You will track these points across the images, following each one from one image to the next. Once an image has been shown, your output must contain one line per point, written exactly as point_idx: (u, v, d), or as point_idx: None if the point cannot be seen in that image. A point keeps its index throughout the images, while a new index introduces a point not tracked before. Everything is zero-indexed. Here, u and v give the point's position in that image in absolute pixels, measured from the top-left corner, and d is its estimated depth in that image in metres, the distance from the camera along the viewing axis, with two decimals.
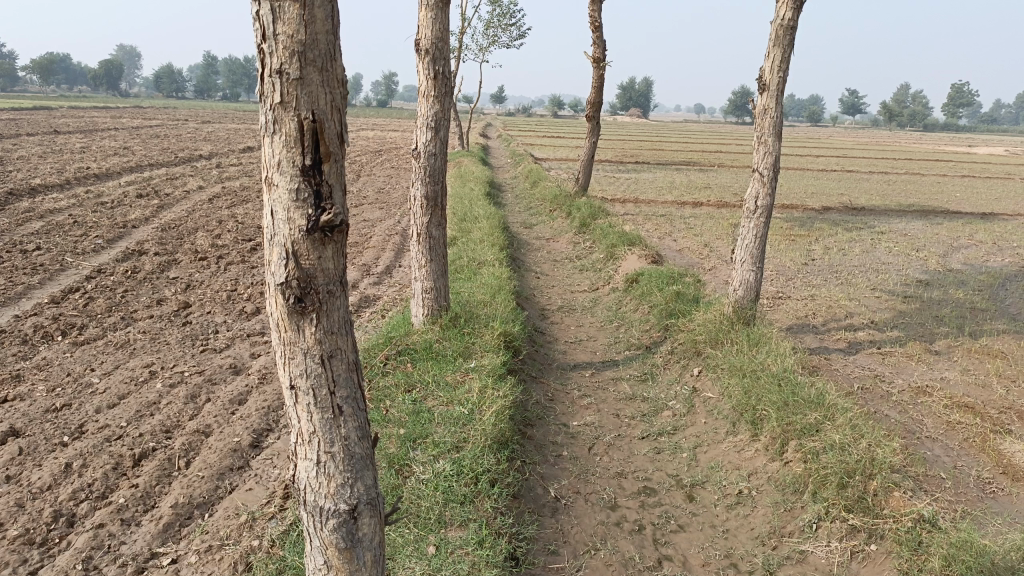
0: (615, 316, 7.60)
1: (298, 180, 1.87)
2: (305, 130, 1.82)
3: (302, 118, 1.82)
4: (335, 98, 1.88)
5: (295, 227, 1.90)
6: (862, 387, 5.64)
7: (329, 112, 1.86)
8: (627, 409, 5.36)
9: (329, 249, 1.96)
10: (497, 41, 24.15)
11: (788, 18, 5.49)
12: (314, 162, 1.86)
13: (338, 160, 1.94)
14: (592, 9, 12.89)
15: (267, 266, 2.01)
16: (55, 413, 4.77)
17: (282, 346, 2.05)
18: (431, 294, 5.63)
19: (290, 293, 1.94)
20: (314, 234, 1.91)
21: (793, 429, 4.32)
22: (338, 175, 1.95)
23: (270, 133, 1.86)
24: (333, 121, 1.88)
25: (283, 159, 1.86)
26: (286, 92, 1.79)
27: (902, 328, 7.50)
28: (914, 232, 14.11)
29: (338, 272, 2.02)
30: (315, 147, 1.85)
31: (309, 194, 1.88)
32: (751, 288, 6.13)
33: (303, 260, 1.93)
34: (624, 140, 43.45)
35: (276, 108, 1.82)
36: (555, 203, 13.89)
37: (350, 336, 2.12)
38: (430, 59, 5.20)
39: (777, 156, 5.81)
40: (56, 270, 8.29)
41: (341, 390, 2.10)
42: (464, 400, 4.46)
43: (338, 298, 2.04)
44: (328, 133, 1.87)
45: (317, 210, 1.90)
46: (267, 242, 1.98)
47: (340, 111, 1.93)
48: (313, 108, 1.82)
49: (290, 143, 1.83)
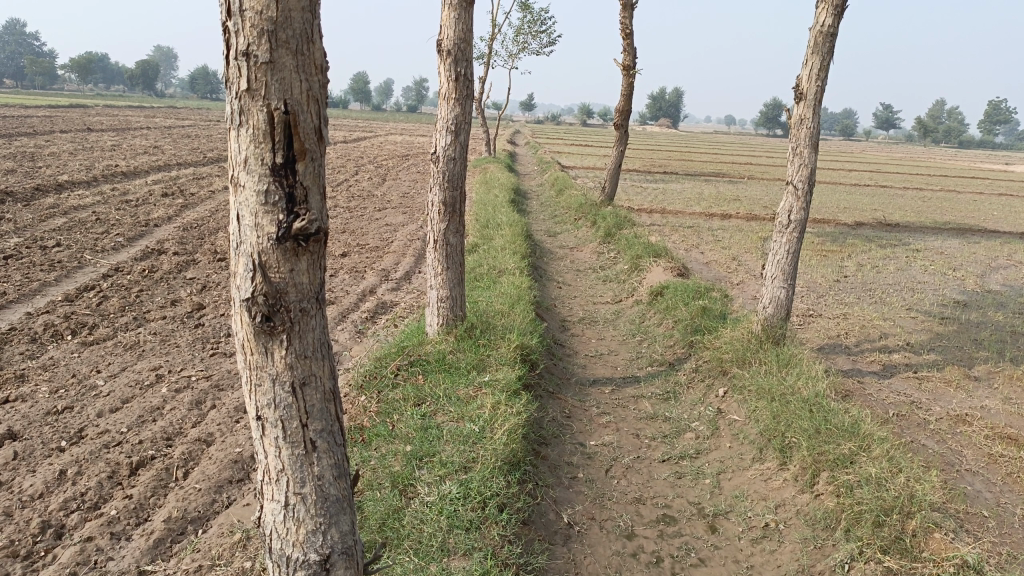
0: (638, 330, 7.36)
1: (267, 179, 1.82)
2: (275, 121, 1.77)
3: (271, 107, 1.76)
4: (312, 86, 1.81)
5: (264, 234, 1.86)
6: (897, 414, 5.35)
7: (304, 103, 1.81)
8: (647, 429, 5.11)
9: (303, 260, 1.92)
10: (527, 48, 23.97)
11: (828, 24, 5.23)
12: (286, 159, 1.81)
13: (316, 159, 1.89)
14: (623, 15, 12.67)
15: (234, 278, 1.98)
16: (56, 415, 4.64)
17: (249, 372, 2.02)
18: (447, 303, 5.43)
19: (258, 309, 1.89)
20: (285, 243, 1.86)
21: (825, 459, 4.05)
22: (315, 174, 1.89)
23: (237, 125, 1.81)
24: (309, 112, 1.83)
25: (251, 156, 1.82)
26: (254, 79, 1.74)
27: (939, 351, 7.18)
28: (950, 251, 13.68)
29: (313, 286, 1.97)
30: (288, 144, 1.80)
31: (279, 197, 1.83)
32: (782, 305, 5.86)
33: (273, 273, 1.88)
34: (652, 149, 43.20)
35: (244, 98, 1.77)
36: (581, 211, 13.68)
37: (326, 360, 2.08)
38: (451, 60, 5.02)
39: (812, 168, 5.54)
40: (74, 268, 8.23)
41: (314, 423, 2.06)
42: (475, 416, 4.25)
43: (313, 316, 2.00)
44: (302, 126, 1.81)
45: (289, 215, 1.85)
46: (234, 251, 1.94)
47: (319, 101, 1.87)
48: (285, 97, 1.76)
49: (259, 137, 1.78)
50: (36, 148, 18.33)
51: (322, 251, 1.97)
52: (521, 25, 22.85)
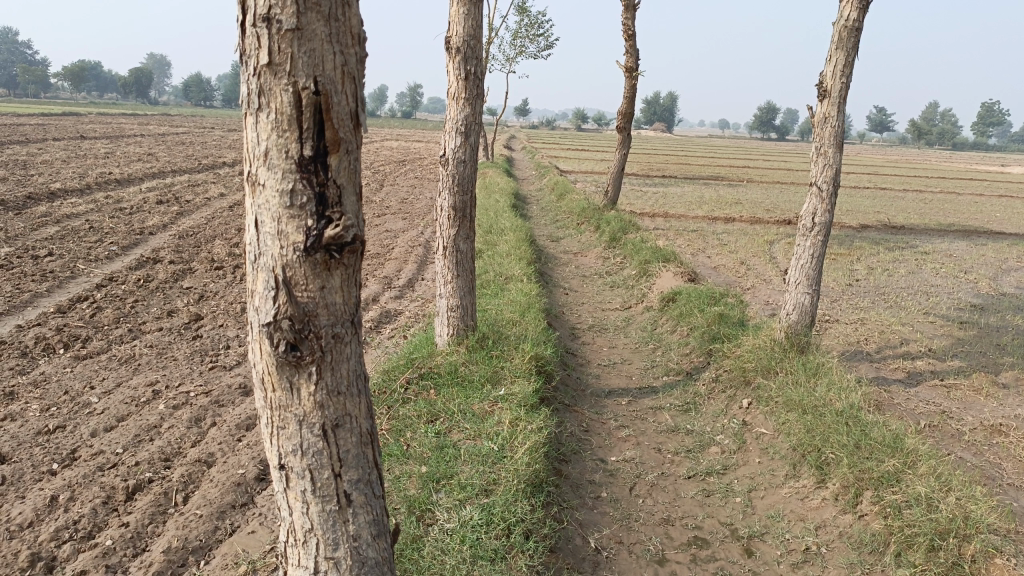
0: (651, 338, 7.12)
1: (293, 175, 1.64)
2: (304, 102, 1.58)
3: (298, 84, 1.57)
4: (347, 61, 1.63)
5: (289, 243, 1.68)
6: (929, 424, 5.10)
7: (339, 80, 1.62)
8: (670, 443, 4.86)
9: (336, 274, 1.74)
10: (525, 51, 23.74)
11: (854, 18, 5.01)
12: (315, 149, 1.63)
13: (351, 150, 1.71)
14: (625, 16, 12.46)
15: (251, 298, 1.80)
16: (47, 436, 4.38)
17: (270, 413, 1.86)
18: (457, 312, 5.17)
19: (283, 335, 1.72)
20: (315, 254, 1.68)
21: (868, 477, 3.83)
22: (348, 168, 1.71)
23: (256, 109, 1.62)
24: (344, 92, 1.64)
25: (273, 147, 1.63)
26: (277, 51, 1.55)
27: (962, 357, 6.94)
28: (959, 253, 13.47)
29: (347, 306, 1.80)
30: (319, 132, 1.62)
31: (308, 198, 1.65)
32: (806, 312, 5.62)
33: (299, 291, 1.71)
34: (650, 153, 43.08)
35: (265, 74, 1.58)
36: (584, 216, 13.44)
37: (361, 396, 1.93)
38: (461, 58, 4.77)
39: (837, 168, 5.32)
40: (66, 278, 7.95)
41: (348, 472, 1.92)
42: (493, 434, 4.00)
43: (346, 342, 1.83)
44: (336, 111, 1.63)
45: (319, 217, 1.67)
46: (252, 265, 1.76)
47: (355, 80, 1.68)
48: (315, 74, 1.57)
49: (284, 121, 1.60)
50: (29, 157, 18.03)
51: (357, 262, 1.79)
52: (518, 29, 22.63)
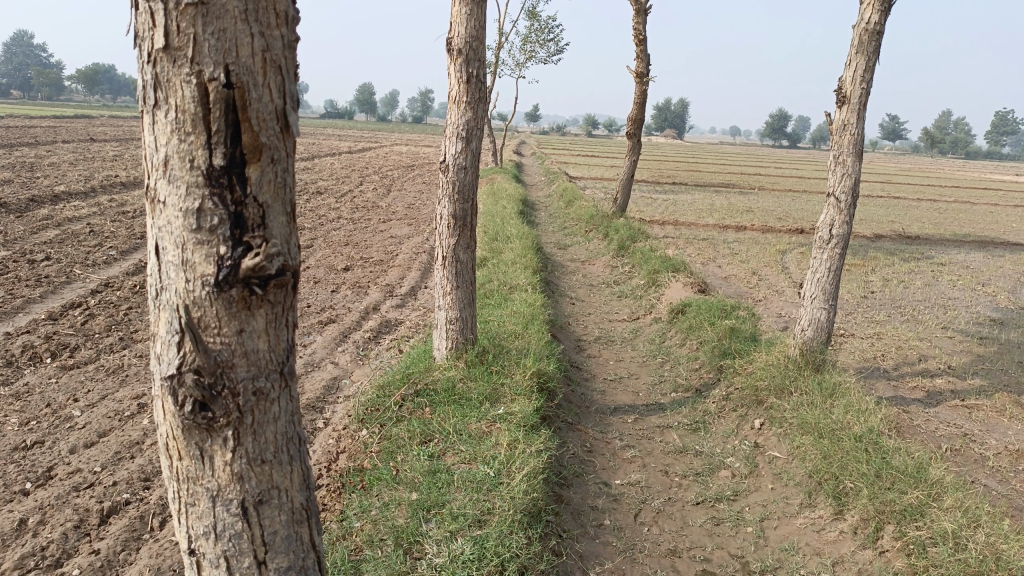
0: (660, 351, 6.88)
1: (201, 190, 1.47)
2: (211, 96, 1.41)
3: (206, 75, 1.40)
4: (269, 44, 1.45)
5: (197, 275, 1.50)
6: (951, 448, 4.83)
7: (260, 70, 1.44)
8: (677, 465, 4.62)
9: (259, 314, 1.57)
10: (535, 56, 23.58)
11: (875, 21, 4.77)
12: (227, 158, 1.46)
13: (278, 160, 1.53)
14: (636, 21, 12.24)
15: (155, 343, 1.63)
16: (24, 452, 4.18)
17: (179, 487, 1.68)
18: (456, 325, 4.95)
19: (188, 390, 1.54)
20: (228, 292, 1.51)
21: (890, 510, 3.59)
22: (272, 182, 1.53)
23: (153, 106, 1.46)
24: (265, 85, 1.46)
25: (174, 154, 1.46)
26: (177, 31, 1.38)
27: (984, 375, 6.67)
28: (976, 265, 13.15)
29: (272, 354, 1.62)
30: (233, 137, 1.44)
31: (221, 220, 1.48)
32: (822, 328, 5.37)
33: (208, 337, 1.53)
34: (661, 159, 42.92)
35: (163, 62, 1.41)
36: (591, 223, 13.23)
37: (292, 464, 1.75)
38: (462, 60, 4.56)
39: (856, 178, 5.08)
40: (61, 283, 7.78)
41: (274, 558, 1.73)
42: (490, 458, 3.77)
43: (272, 399, 1.65)
44: (255, 108, 1.45)
45: (235, 243, 1.50)
46: (154, 301, 1.59)
47: (282, 69, 1.49)
48: (225, 62, 1.40)
49: (188, 119, 1.43)
50: (36, 158, 17.95)
51: (287, 297, 1.62)
52: (527, 33, 22.47)
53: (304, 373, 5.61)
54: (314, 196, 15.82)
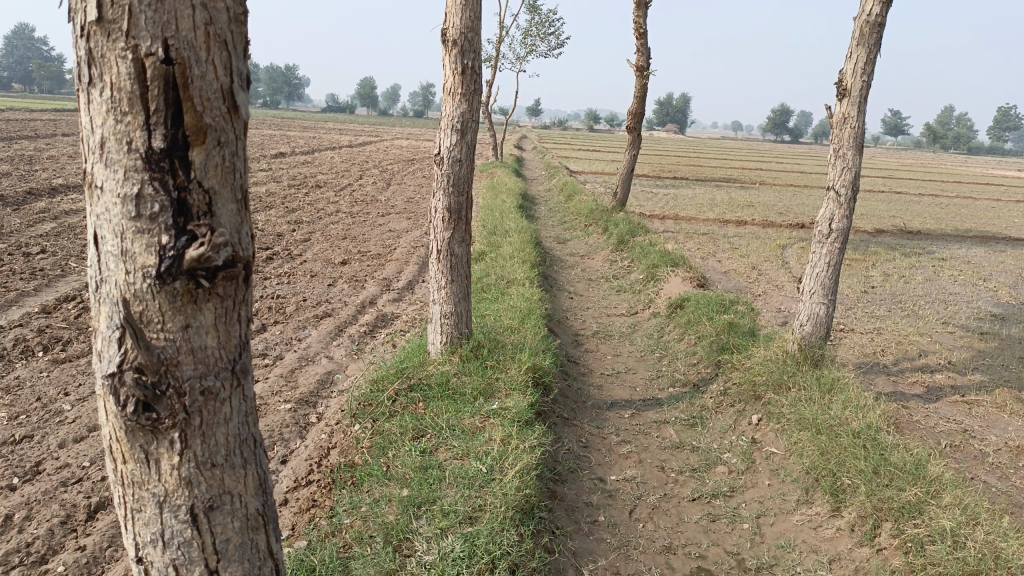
0: (658, 346, 6.83)
1: (141, 174, 1.46)
2: (149, 73, 1.40)
3: (144, 51, 1.39)
4: (211, 18, 1.44)
5: (138, 266, 1.49)
6: (950, 444, 4.78)
7: (203, 45, 1.43)
8: (674, 460, 4.58)
9: (207, 308, 1.56)
10: (535, 49, 23.47)
11: (876, 13, 4.70)
12: (168, 140, 1.45)
13: (224, 143, 1.53)
14: (637, 14, 12.16)
15: (96, 339, 1.61)
16: (12, 446, 4.13)
17: (125, 492, 1.67)
18: (451, 320, 4.90)
19: (130, 390, 1.53)
20: (171, 286, 1.50)
21: (888, 507, 3.54)
22: (218, 167, 1.52)
23: (89, 86, 1.44)
24: (208, 62, 1.44)
25: (111, 136, 1.45)
26: (111, 4, 1.37)
27: (984, 371, 6.61)
28: (977, 260, 13.09)
29: (222, 350, 1.61)
30: (174, 118, 1.44)
31: (163, 210, 1.47)
32: (821, 323, 5.31)
33: (151, 333, 1.52)
34: (662, 154, 42.82)
35: (97, 36, 1.40)
36: (591, 217, 13.17)
37: (246, 469, 1.75)
38: (457, 51, 4.50)
39: (856, 172, 5.02)
40: (56, 276, 7.72)
41: (227, 566, 1.73)
42: (482, 454, 3.72)
43: (222, 399, 1.65)
44: (197, 88, 1.44)
45: (178, 233, 1.49)
46: (95, 294, 1.57)
47: (226, 45, 1.48)
48: (163, 36, 1.39)
49: (125, 96, 1.42)
50: (35, 152, 17.85)
51: (237, 289, 1.61)
52: (528, 27, 22.37)
53: (298, 367, 5.56)
54: (313, 190, 15.74)
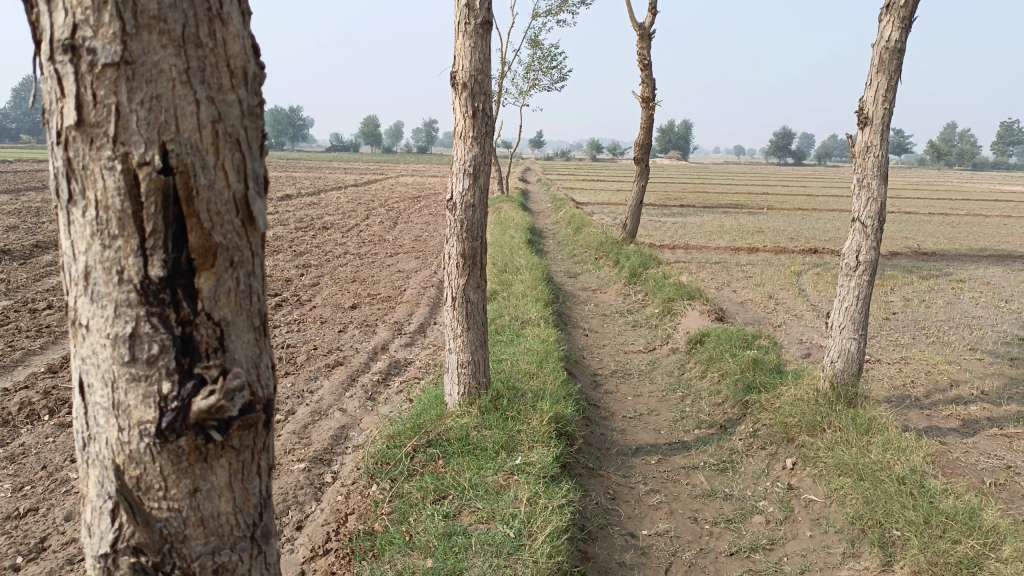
0: (680, 385, 6.62)
1: (137, 310, 1.37)
2: (143, 185, 1.31)
3: (139, 160, 1.30)
4: (219, 112, 1.35)
5: (134, 421, 1.41)
6: (996, 483, 4.54)
7: (211, 147, 1.34)
8: (707, 510, 4.36)
9: (219, 465, 1.48)
10: (538, 84, 23.56)
11: (895, 39, 4.60)
12: (168, 267, 1.35)
13: (239, 262, 1.45)
14: (640, 46, 12.13)
15: (86, 507, 1.53)
16: (17, 521, 3.96)
17: None
18: (468, 369, 4.71)
19: (127, 571, 1.46)
20: (176, 448, 1.42)
21: (944, 562, 3.31)
22: (229, 292, 1.44)
23: (70, 205, 1.36)
24: (217, 166, 1.36)
25: (96, 265, 1.37)
26: (95, 102, 1.27)
27: (1019, 400, 6.37)
28: (996, 280, 12.85)
29: (239, 516, 1.53)
30: (176, 238, 1.35)
31: (168, 358, 1.39)
32: (853, 359, 5.10)
33: (150, 502, 1.43)
34: (667, 182, 42.86)
35: (77, 144, 1.31)
36: (601, 250, 13.02)
37: None
38: (468, 94, 4.38)
39: (882, 202, 4.87)
40: (63, 333, 7.59)
41: None
42: (509, 516, 3.52)
43: (241, 570, 1.56)
44: (204, 201, 1.35)
45: (183, 377, 1.41)
46: (85, 452, 1.50)
47: (238, 143, 1.40)
48: (161, 140, 1.30)
49: (114, 217, 1.33)
50: (43, 203, 17.86)
51: (255, 436, 1.53)
52: (530, 62, 22.47)
53: (311, 422, 5.37)
54: (320, 232, 15.66)
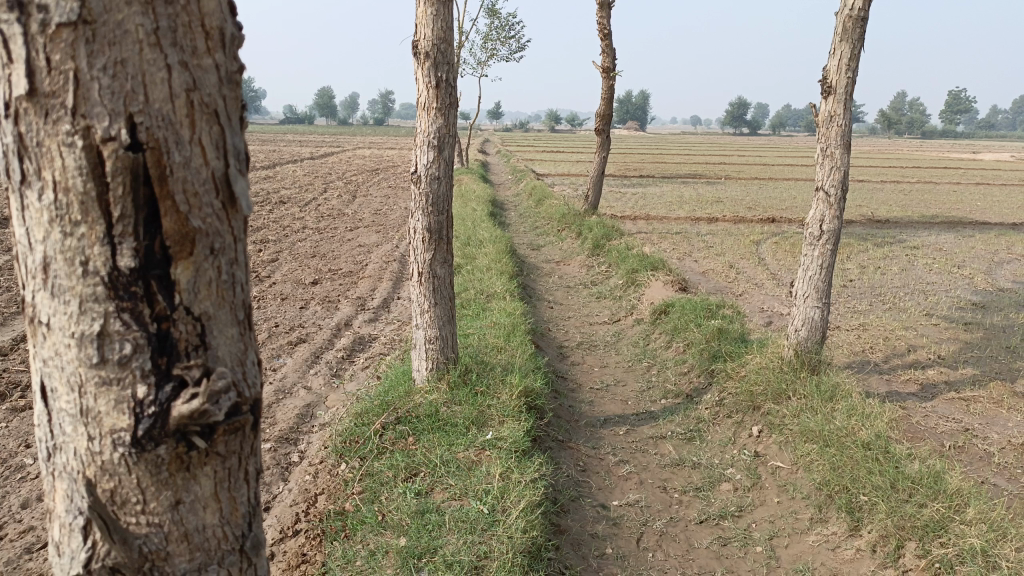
0: (645, 355, 6.66)
1: (107, 306, 1.27)
2: (108, 163, 1.20)
3: (104, 136, 1.19)
4: (194, 80, 1.25)
5: (106, 430, 1.32)
6: (955, 446, 4.66)
7: (186, 120, 1.25)
8: (676, 479, 4.39)
9: (203, 473, 1.40)
10: (496, 54, 23.28)
11: (858, 7, 4.60)
12: (140, 256, 1.26)
13: (219, 250, 1.36)
14: (600, 15, 12.01)
15: (54, 522, 1.44)
16: None
17: None
18: (436, 344, 4.65)
19: None
20: (155, 458, 1.34)
21: (911, 526, 3.41)
22: (209, 283, 1.35)
23: (24, 188, 1.25)
24: (192, 142, 1.26)
25: (57, 256, 1.26)
26: (49, 66, 1.15)
27: (974, 364, 6.53)
28: (948, 246, 13.16)
29: (225, 527, 1.46)
30: (149, 223, 1.25)
31: (144, 361, 1.30)
32: (816, 328, 5.17)
33: (127, 517, 1.36)
34: (626, 152, 42.94)
35: (30, 117, 1.19)
36: (563, 222, 13.00)
37: None
38: (430, 64, 4.27)
39: (845, 171, 4.90)
40: (11, 314, 7.32)
41: None
42: (482, 493, 3.50)
43: None
44: (178, 182, 1.26)
45: (161, 380, 1.32)
46: (51, 462, 1.41)
47: (216, 115, 1.30)
48: (128, 111, 1.19)
49: (77, 200, 1.22)
50: None
51: (241, 441, 1.47)
52: (488, 31, 22.18)
53: (276, 401, 5.27)
54: (277, 206, 15.35)
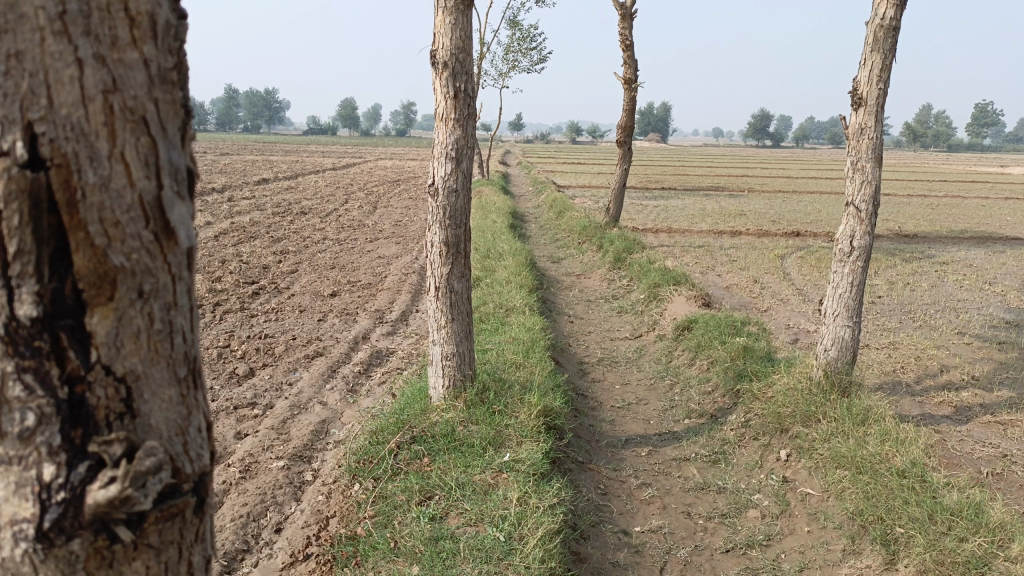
0: (668, 372, 6.49)
1: (11, 371, 1.15)
2: (7, 188, 1.08)
3: (0, 151, 1.08)
4: (111, 76, 1.12)
5: (8, 516, 1.18)
6: (993, 472, 4.47)
7: (102, 129, 1.13)
8: (700, 505, 4.23)
9: (133, 567, 1.26)
10: (517, 66, 23.27)
11: (891, 16, 4.43)
12: (46, 304, 1.15)
13: (151, 293, 1.24)
14: (622, 26, 11.90)
15: None
16: None
17: None
18: (453, 361, 4.53)
19: None
20: (68, 550, 1.19)
21: (951, 561, 3.25)
22: (137, 334, 1.23)
23: None
24: (109, 157, 1.14)
25: None
26: None
27: (1010, 385, 6.31)
28: (979, 262, 12.87)
29: None
30: (59, 262, 1.14)
31: (54, 434, 1.18)
32: (846, 347, 4.98)
33: None
34: (647, 164, 42.77)
35: None
36: (584, 234, 12.86)
37: None
38: (449, 74, 4.17)
39: (876, 186, 4.73)
40: None
41: None
42: (499, 518, 3.38)
43: None
44: (93, 211, 1.14)
45: (75, 457, 1.20)
46: None
47: (144, 119, 1.18)
48: (27, 120, 1.08)
49: None
50: None
51: (181, 527, 1.34)
52: (510, 43, 22.17)
53: (290, 417, 5.16)
54: (298, 217, 15.34)
